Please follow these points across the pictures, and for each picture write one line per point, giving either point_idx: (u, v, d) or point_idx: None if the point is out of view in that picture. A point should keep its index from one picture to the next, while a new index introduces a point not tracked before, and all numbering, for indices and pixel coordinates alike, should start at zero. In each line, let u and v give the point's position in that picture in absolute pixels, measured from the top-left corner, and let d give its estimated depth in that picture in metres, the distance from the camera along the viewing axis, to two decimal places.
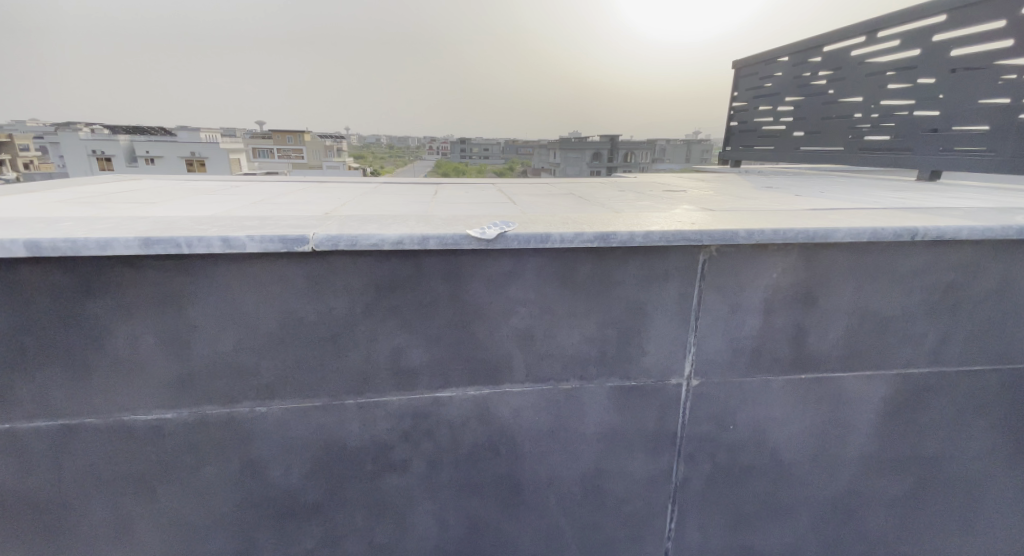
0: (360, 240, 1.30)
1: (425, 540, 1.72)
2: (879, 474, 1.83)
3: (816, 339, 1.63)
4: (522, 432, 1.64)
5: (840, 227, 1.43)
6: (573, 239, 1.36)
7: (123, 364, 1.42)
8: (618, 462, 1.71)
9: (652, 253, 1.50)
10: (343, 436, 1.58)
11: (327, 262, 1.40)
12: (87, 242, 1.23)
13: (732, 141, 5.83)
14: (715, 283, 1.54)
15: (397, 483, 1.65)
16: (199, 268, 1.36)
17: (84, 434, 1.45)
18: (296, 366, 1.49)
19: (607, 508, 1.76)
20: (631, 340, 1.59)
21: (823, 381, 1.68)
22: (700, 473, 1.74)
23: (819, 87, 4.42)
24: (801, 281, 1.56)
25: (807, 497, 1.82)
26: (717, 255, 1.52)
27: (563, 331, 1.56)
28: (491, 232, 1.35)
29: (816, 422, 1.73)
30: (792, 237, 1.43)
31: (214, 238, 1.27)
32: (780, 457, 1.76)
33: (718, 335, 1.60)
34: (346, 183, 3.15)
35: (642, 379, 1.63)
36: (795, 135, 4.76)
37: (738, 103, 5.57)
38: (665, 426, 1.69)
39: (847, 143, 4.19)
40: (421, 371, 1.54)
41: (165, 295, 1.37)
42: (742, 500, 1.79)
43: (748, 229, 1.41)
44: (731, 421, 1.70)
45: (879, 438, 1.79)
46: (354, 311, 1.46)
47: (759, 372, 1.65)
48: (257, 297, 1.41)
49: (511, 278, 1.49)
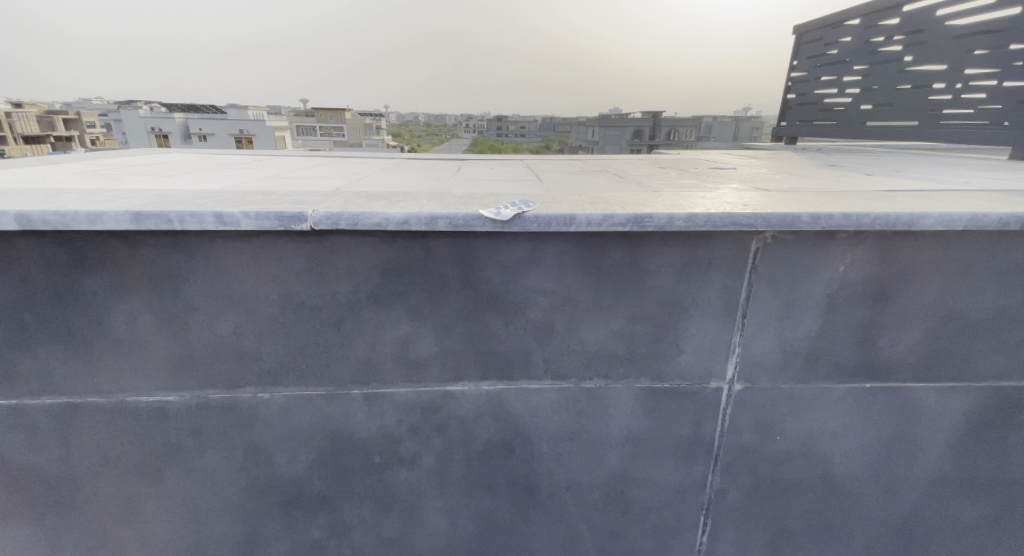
0: (361, 219, 1.16)
1: (435, 537, 1.62)
2: (951, 498, 1.59)
3: (886, 343, 1.40)
4: (539, 432, 1.50)
5: (929, 213, 1.18)
6: (602, 222, 1.18)
7: (123, 344, 1.35)
8: (646, 469, 1.55)
9: (694, 239, 1.30)
10: (348, 427, 1.47)
11: (329, 243, 1.28)
12: (76, 216, 1.11)
13: (787, 116, 5.35)
14: (768, 275, 1.33)
15: (405, 478, 1.54)
16: (195, 245, 1.27)
17: (88, 414, 1.40)
18: (298, 353, 1.39)
19: (632, 516, 1.61)
20: (665, 336, 1.41)
21: (892, 391, 1.45)
22: (739, 486, 1.56)
23: (892, 53, 3.93)
24: (874, 276, 1.32)
25: (862, 518, 1.61)
26: (772, 242, 1.30)
27: (588, 324, 1.39)
28: (508, 212, 1.19)
29: (879, 437, 1.50)
30: (867, 224, 1.19)
31: (207, 213, 1.13)
32: (834, 474, 1.55)
33: (768, 335, 1.40)
34: (369, 158, 3.03)
35: (676, 381, 1.45)
36: (861, 109, 4.30)
37: (796, 74, 5.07)
38: (701, 432, 1.50)
39: (923, 117, 3.73)
40: (431, 362, 1.42)
41: (162, 273, 1.28)
42: (786, 518, 1.60)
43: (813, 213, 1.18)
44: (779, 431, 1.50)
45: (955, 458, 1.54)
46: (359, 296, 1.34)
47: (815, 378, 1.44)
48: (256, 278, 1.30)
49: (531, 265, 1.33)
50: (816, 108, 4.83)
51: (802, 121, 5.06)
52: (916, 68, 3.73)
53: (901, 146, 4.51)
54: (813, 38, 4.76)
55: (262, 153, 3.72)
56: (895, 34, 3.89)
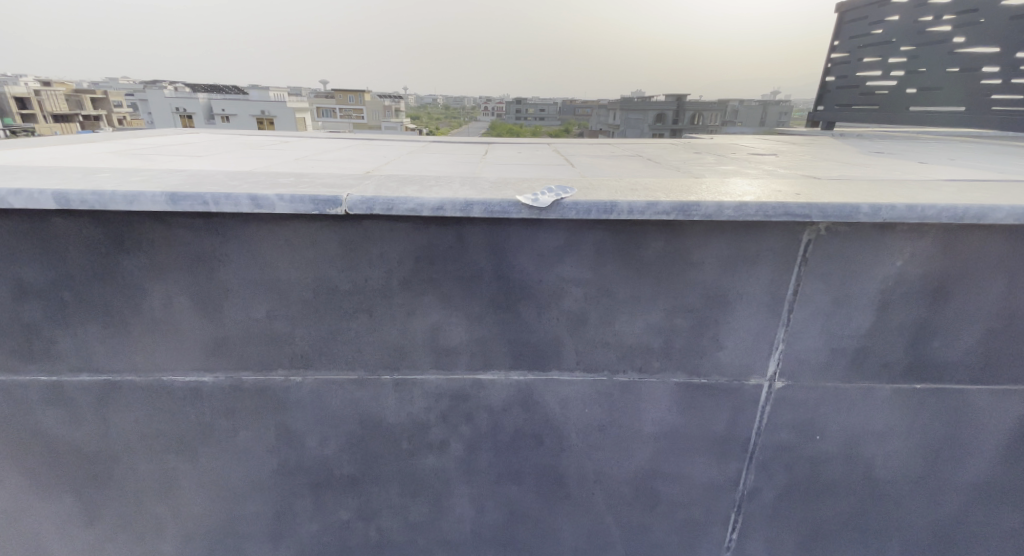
0: (396, 203, 1.12)
1: (461, 523, 1.62)
2: (999, 505, 1.52)
3: (941, 343, 1.32)
4: (570, 423, 1.48)
5: (1002, 205, 1.10)
6: (645, 210, 1.12)
7: (159, 324, 1.35)
8: (677, 464, 1.51)
9: (741, 229, 1.24)
10: (378, 413, 1.47)
11: (362, 227, 1.26)
12: (113, 196, 1.10)
13: (826, 99, 5.12)
14: (817, 269, 1.27)
15: (433, 465, 1.54)
16: (230, 227, 1.25)
17: (125, 391, 1.42)
18: (330, 338, 1.38)
19: (661, 510, 1.58)
20: (705, 330, 1.36)
21: (943, 393, 1.38)
22: (774, 484, 1.51)
23: (943, 33, 3.70)
24: (933, 271, 1.24)
25: (901, 522, 1.55)
26: (824, 235, 1.24)
27: (624, 316, 1.35)
28: (546, 199, 1.14)
29: (926, 440, 1.44)
30: (931, 216, 1.11)
31: (242, 196, 1.11)
32: (875, 476, 1.49)
33: (814, 331, 1.34)
34: (394, 141, 3.00)
35: (714, 376, 1.40)
36: (905, 93, 4.09)
37: (837, 55, 4.83)
38: (737, 429, 1.46)
39: (973, 102, 3.55)
40: (462, 350, 1.39)
41: (197, 255, 1.28)
42: (821, 518, 1.55)
43: (873, 204, 1.11)
44: (819, 431, 1.45)
45: (1006, 464, 1.47)
46: (392, 282, 1.32)
47: (862, 377, 1.37)
48: (290, 261, 1.29)
49: (568, 254, 1.29)
50: (857, 92, 4.60)
51: (841, 106, 4.84)
52: (968, 49, 3.52)
53: (946, 132, 4.29)
54: (857, 17, 4.51)
55: (288, 135, 3.71)
56: (947, 13, 3.67)
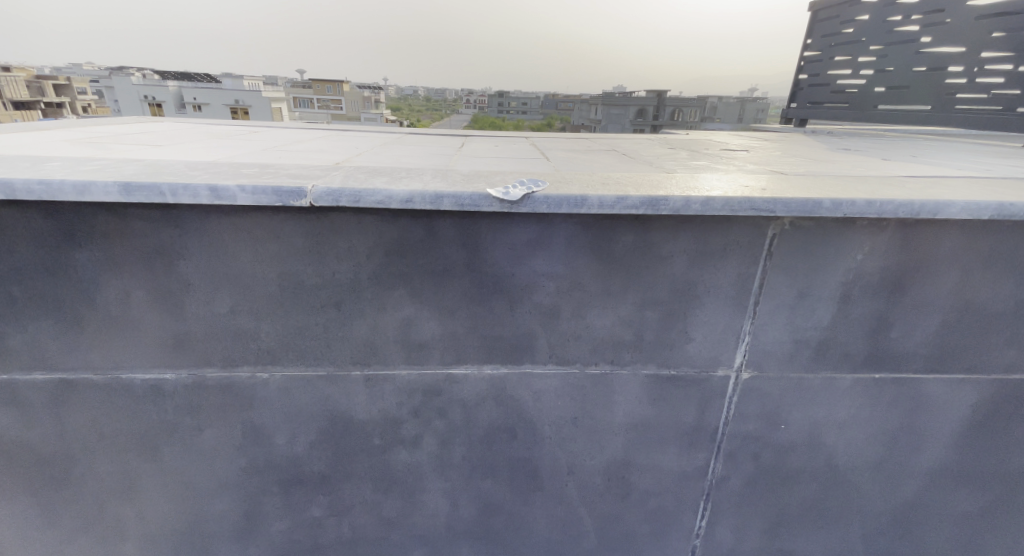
0: (363, 196, 1.10)
1: (434, 518, 1.62)
2: (952, 488, 1.58)
3: (899, 334, 1.37)
4: (542, 417, 1.48)
5: (956, 201, 1.13)
6: (615, 204, 1.12)
7: (116, 320, 1.30)
8: (648, 455, 1.54)
9: (709, 223, 1.26)
10: (349, 409, 1.45)
11: (329, 220, 1.23)
12: (63, 185, 1.05)
13: (799, 96, 5.22)
14: (782, 263, 1.29)
15: (406, 460, 1.52)
16: (189, 219, 1.21)
17: (82, 390, 1.37)
18: (298, 333, 1.35)
19: (633, 501, 1.60)
20: (674, 323, 1.37)
21: (901, 382, 1.43)
22: (741, 473, 1.55)
23: (910, 33, 3.80)
24: (892, 265, 1.28)
25: (862, 506, 1.60)
26: (789, 229, 1.26)
27: (596, 310, 1.36)
28: (516, 192, 1.13)
29: (885, 427, 1.49)
30: (889, 211, 1.14)
31: (201, 187, 1.07)
32: (837, 463, 1.54)
33: (779, 324, 1.37)
34: (369, 132, 2.94)
35: (683, 368, 1.43)
36: (874, 92, 4.20)
37: (811, 52, 4.93)
38: (706, 419, 1.49)
39: (937, 101, 3.66)
40: (433, 345, 1.38)
41: (155, 248, 1.23)
42: (786, 505, 1.59)
43: (835, 199, 1.13)
44: (784, 420, 1.48)
45: (959, 449, 1.53)
46: (360, 276, 1.30)
47: (825, 368, 1.41)
48: (253, 254, 1.26)
49: (539, 248, 1.28)
50: (829, 90, 4.71)
51: (813, 103, 4.95)
52: (933, 49, 3.63)
53: (911, 130, 4.43)
54: (830, 16, 4.60)
55: (260, 124, 3.61)
56: (914, 13, 3.76)
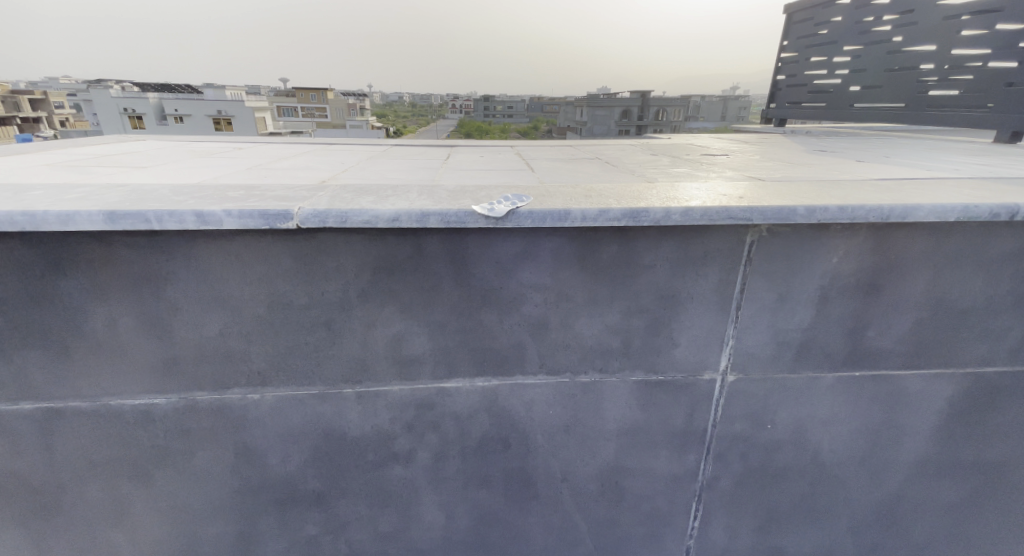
0: (350, 216, 1.11)
1: (431, 530, 1.62)
2: (935, 480, 1.63)
3: (877, 332, 1.41)
4: (535, 426, 1.50)
5: (923, 204, 1.18)
6: (597, 217, 1.15)
7: (104, 347, 1.30)
8: (639, 459, 1.56)
9: (690, 232, 1.29)
10: (342, 426, 1.45)
11: (316, 240, 1.24)
12: (46, 216, 1.05)
13: (779, 97, 5.33)
14: (762, 268, 1.33)
15: (401, 474, 1.53)
16: (175, 244, 1.21)
17: (70, 418, 1.36)
18: (288, 353, 1.36)
19: (626, 505, 1.63)
20: (660, 329, 1.40)
21: (881, 379, 1.47)
22: (731, 473, 1.58)
23: (882, 34, 3.91)
24: (866, 266, 1.33)
25: (849, 501, 1.64)
26: (767, 235, 1.30)
27: (583, 320, 1.38)
28: (501, 208, 1.15)
29: (867, 423, 1.53)
30: (861, 216, 1.18)
31: (187, 212, 1.07)
32: (823, 460, 1.58)
33: (762, 328, 1.40)
34: (356, 146, 2.95)
35: (671, 373, 1.46)
36: (850, 91, 4.30)
37: (789, 54, 5.04)
38: (694, 422, 1.52)
39: (910, 99, 3.74)
40: (424, 360, 1.40)
41: (141, 274, 1.23)
42: (775, 502, 1.63)
43: (809, 206, 1.17)
44: (770, 420, 1.52)
45: (939, 441, 1.57)
46: (349, 294, 1.31)
47: (807, 368, 1.45)
48: (241, 277, 1.26)
49: (525, 261, 1.31)
50: (807, 90, 4.82)
51: (793, 103, 5.08)
52: (905, 49, 3.74)
53: (888, 128, 4.53)
54: (805, 18, 4.71)
55: (243, 138, 3.60)
56: (885, 14, 3.86)
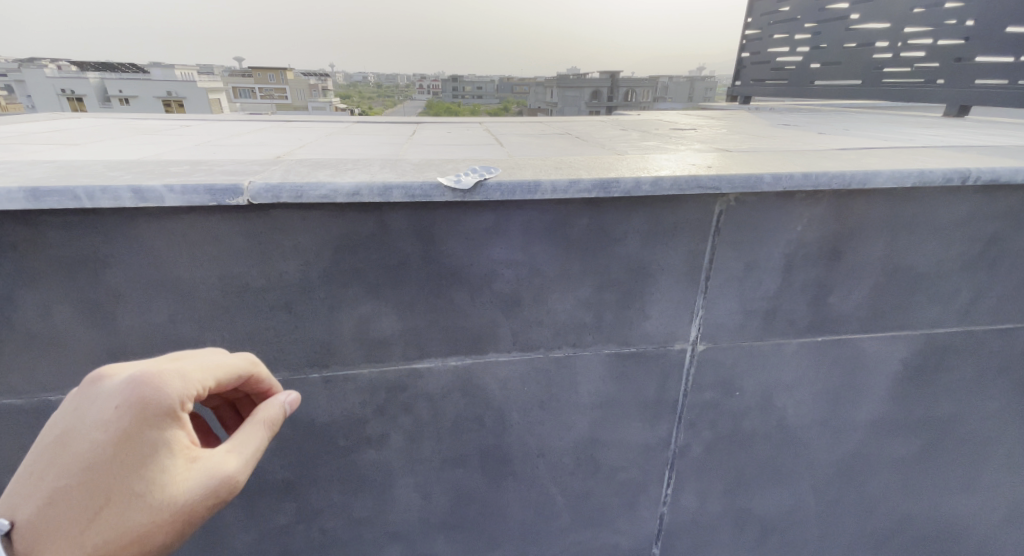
0: (306, 190, 1.05)
1: (407, 512, 1.61)
2: (890, 437, 1.71)
3: (838, 298, 1.46)
4: (509, 403, 1.49)
5: (883, 170, 1.20)
6: (567, 188, 1.13)
7: (39, 338, 1.20)
8: (613, 431, 1.58)
9: (660, 203, 1.29)
10: (309, 413, 1.40)
11: (271, 218, 1.17)
12: None
13: (743, 74, 5.41)
14: (730, 237, 1.34)
15: (374, 458, 1.50)
16: (113, 225, 1.12)
17: (7, 416, 1.26)
18: (247, 338, 1.29)
19: (601, 476, 1.65)
20: (632, 302, 1.40)
21: (841, 343, 1.52)
22: (701, 440, 1.62)
23: (840, 11, 3.99)
24: (828, 234, 1.35)
25: (811, 461, 1.71)
26: (734, 205, 1.30)
27: (556, 295, 1.37)
28: (468, 180, 1.11)
29: (829, 386, 1.59)
30: (823, 183, 1.20)
31: (123, 188, 0.99)
32: (787, 423, 1.63)
33: (730, 297, 1.42)
34: (315, 123, 2.81)
35: (642, 345, 1.47)
36: (811, 68, 4.37)
37: (752, 31, 5.09)
38: (666, 392, 1.54)
39: (866, 76, 3.84)
40: (393, 341, 1.36)
41: (77, 258, 1.14)
42: (743, 465, 1.68)
43: (775, 173, 1.18)
44: (738, 387, 1.56)
45: (894, 401, 1.65)
46: (311, 275, 1.25)
47: (773, 335, 1.49)
48: (191, 258, 1.18)
49: (495, 236, 1.27)
50: (770, 67, 4.90)
51: (756, 81, 5.15)
52: (861, 26, 3.83)
53: (847, 104, 4.65)
54: None
55: (194, 117, 3.39)
56: None
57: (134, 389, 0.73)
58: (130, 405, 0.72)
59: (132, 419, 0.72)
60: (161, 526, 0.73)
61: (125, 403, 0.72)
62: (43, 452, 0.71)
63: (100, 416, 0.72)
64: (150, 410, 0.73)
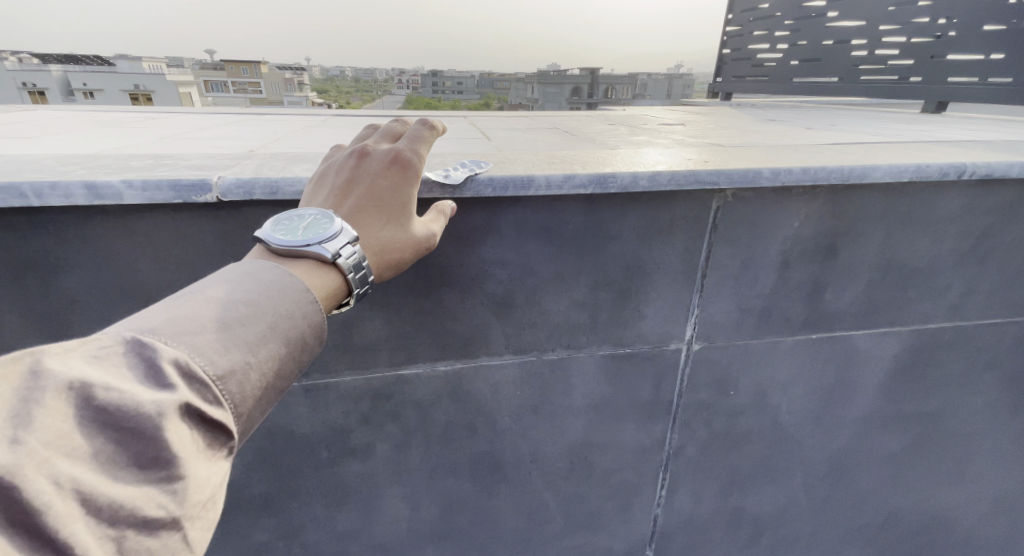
0: (282, 186, 0.97)
1: (395, 524, 1.54)
2: (880, 432, 1.71)
3: (833, 295, 1.44)
4: (501, 408, 1.43)
5: (881, 165, 1.18)
6: (563, 183, 1.07)
7: None
8: (608, 433, 1.54)
9: (656, 199, 1.24)
10: (289, 423, 1.32)
11: (244, 217, 1.08)
12: None
13: (724, 71, 5.44)
14: (727, 234, 1.31)
15: (359, 469, 1.43)
16: (65, 225, 1.02)
17: None
18: None
19: (595, 480, 1.61)
20: (627, 301, 1.36)
21: (835, 340, 1.51)
22: (696, 441, 1.59)
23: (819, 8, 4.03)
24: (824, 230, 1.33)
25: (804, 459, 1.70)
26: (731, 201, 1.27)
27: (549, 295, 1.31)
28: (458, 176, 1.05)
29: (822, 383, 1.58)
30: (822, 178, 1.17)
31: (75, 184, 0.89)
32: (781, 421, 1.62)
33: (726, 295, 1.39)
34: (290, 116, 2.70)
35: (638, 346, 1.42)
36: (790, 65, 4.41)
37: (732, 28, 5.13)
38: (661, 393, 1.51)
39: (845, 73, 3.89)
40: (378, 346, 1.28)
41: (25, 261, 1.03)
42: (737, 465, 1.66)
43: (774, 168, 1.15)
44: (733, 387, 1.53)
45: (885, 397, 1.65)
46: None
47: (768, 333, 1.46)
48: (155, 261, 1.09)
49: (486, 234, 1.21)
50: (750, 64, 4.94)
51: (736, 77, 5.19)
52: (840, 23, 3.87)
53: (825, 101, 4.71)
54: None
55: (159, 110, 3.22)
56: None
57: (398, 154, 0.93)
58: (398, 164, 0.91)
59: (401, 173, 0.91)
60: (405, 250, 0.87)
61: (394, 164, 0.91)
62: (336, 189, 0.89)
63: (376, 169, 0.90)
64: (411, 171, 0.92)
